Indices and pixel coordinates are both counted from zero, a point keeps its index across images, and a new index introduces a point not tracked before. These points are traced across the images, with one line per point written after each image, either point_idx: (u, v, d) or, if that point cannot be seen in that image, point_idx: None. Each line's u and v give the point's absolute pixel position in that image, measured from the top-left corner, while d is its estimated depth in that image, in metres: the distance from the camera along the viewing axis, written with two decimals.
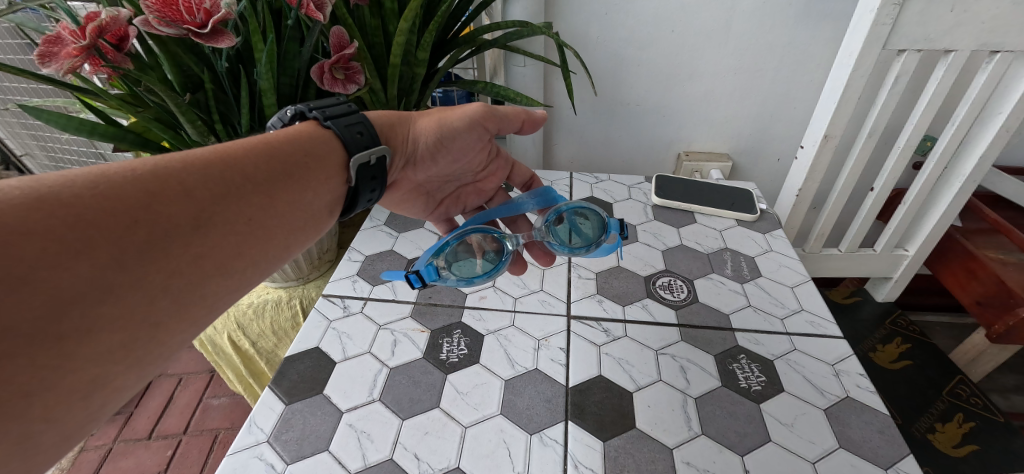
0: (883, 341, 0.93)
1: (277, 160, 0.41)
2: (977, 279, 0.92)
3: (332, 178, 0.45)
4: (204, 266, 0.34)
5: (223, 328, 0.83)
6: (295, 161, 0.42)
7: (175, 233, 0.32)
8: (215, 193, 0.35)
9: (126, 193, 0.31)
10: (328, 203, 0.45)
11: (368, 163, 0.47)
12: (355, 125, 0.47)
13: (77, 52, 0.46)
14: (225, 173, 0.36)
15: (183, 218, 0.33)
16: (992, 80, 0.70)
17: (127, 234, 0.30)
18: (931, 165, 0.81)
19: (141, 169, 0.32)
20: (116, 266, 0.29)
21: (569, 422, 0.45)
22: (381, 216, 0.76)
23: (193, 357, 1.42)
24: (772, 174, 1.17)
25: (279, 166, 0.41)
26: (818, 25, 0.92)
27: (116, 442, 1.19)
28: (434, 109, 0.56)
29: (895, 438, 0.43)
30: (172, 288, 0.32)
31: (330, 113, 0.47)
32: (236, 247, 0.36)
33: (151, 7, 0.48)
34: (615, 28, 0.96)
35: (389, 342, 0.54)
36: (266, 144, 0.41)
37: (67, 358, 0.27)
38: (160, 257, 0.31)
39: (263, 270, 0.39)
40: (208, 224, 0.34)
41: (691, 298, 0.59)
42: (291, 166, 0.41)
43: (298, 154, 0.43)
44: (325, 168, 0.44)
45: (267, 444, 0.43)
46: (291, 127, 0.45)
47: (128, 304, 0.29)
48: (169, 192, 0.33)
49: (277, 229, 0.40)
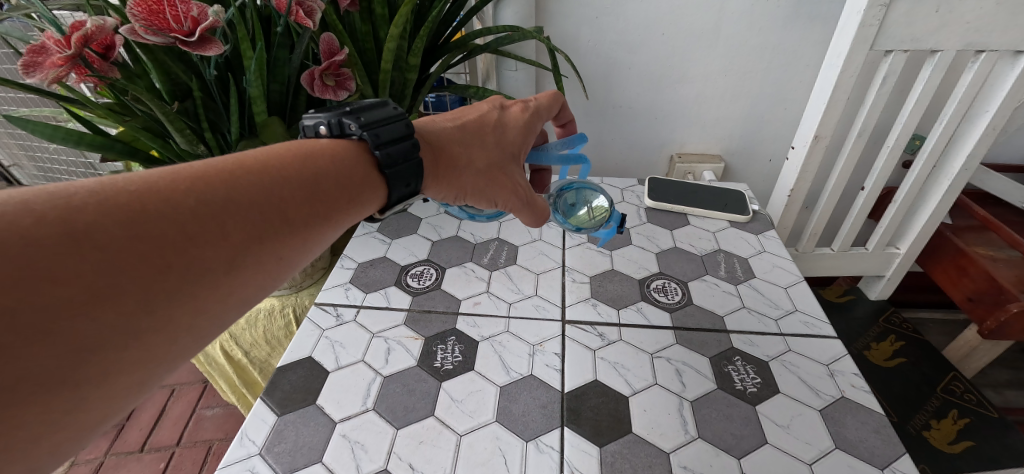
0: (879, 338, 0.94)
1: (322, 186, 0.33)
2: (969, 276, 0.92)
3: (375, 205, 0.38)
4: (230, 310, 0.28)
5: (214, 338, 0.82)
6: (339, 199, 0.34)
7: (206, 276, 0.26)
8: (254, 231, 0.28)
9: (159, 230, 0.24)
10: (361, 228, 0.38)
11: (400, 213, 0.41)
12: (408, 166, 0.38)
13: (62, 62, 0.45)
14: (266, 212, 0.29)
15: (216, 259, 0.26)
16: (978, 79, 0.71)
17: (156, 279, 0.24)
18: (919, 164, 0.82)
19: (171, 196, 0.25)
20: (141, 310, 0.23)
21: (564, 428, 0.45)
22: (374, 222, 0.75)
23: (185, 368, 1.40)
24: (763, 175, 1.18)
25: (323, 203, 0.33)
26: (806, 28, 0.93)
27: (107, 455, 1.18)
28: (475, 176, 0.46)
29: (890, 438, 0.43)
30: (196, 330, 0.26)
31: (394, 153, 0.38)
32: (266, 286, 0.30)
33: (137, 15, 0.47)
34: (606, 32, 0.96)
35: (383, 350, 0.53)
36: (311, 163, 0.33)
37: (76, 407, 0.22)
38: (185, 303, 0.25)
39: None
40: (243, 268, 0.28)
41: (686, 301, 0.59)
42: (336, 194, 0.34)
43: (342, 193, 0.35)
44: (367, 205, 0.37)
45: (258, 457, 0.42)
46: (339, 143, 0.37)
47: (149, 350, 0.24)
48: (202, 229, 0.26)
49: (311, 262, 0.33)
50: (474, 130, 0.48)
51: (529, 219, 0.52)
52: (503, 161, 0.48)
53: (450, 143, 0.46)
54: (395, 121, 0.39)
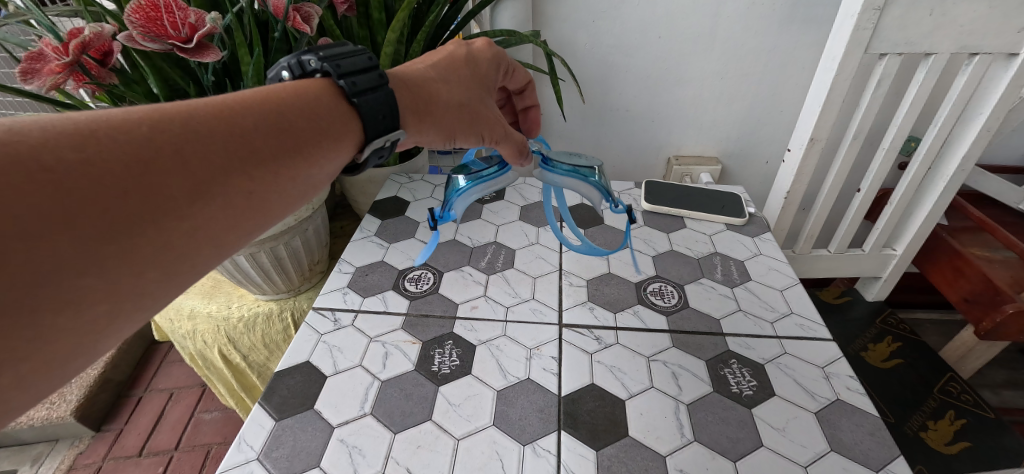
0: (875, 340, 0.94)
1: (286, 128, 0.34)
2: (965, 276, 0.93)
3: (344, 151, 0.39)
4: (198, 243, 0.28)
5: (213, 342, 0.83)
6: (305, 134, 0.35)
7: (170, 205, 0.26)
8: (217, 164, 0.29)
9: (114, 160, 0.25)
10: (334, 175, 0.39)
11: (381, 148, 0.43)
12: (378, 99, 0.40)
13: (61, 69, 0.46)
14: (229, 147, 0.30)
15: (180, 188, 0.27)
16: (971, 82, 0.72)
17: (119, 204, 0.24)
18: (915, 166, 0.82)
19: (133, 131, 0.26)
20: (101, 237, 0.24)
21: (562, 432, 0.45)
22: (371, 226, 0.75)
23: (183, 371, 1.40)
24: (760, 177, 1.18)
25: (289, 137, 0.34)
26: (801, 31, 0.93)
27: (105, 459, 1.18)
28: (453, 113, 0.49)
29: (885, 440, 0.44)
30: (165, 263, 0.27)
31: (360, 85, 0.40)
32: (236, 222, 0.30)
33: (135, 22, 0.47)
34: (603, 35, 0.96)
35: (380, 355, 0.53)
36: (275, 106, 0.34)
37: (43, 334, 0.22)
38: (152, 231, 0.26)
39: None
40: (209, 198, 0.28)
41: (682, 304, 0.59)
42: (302, 136, 0.35)
43: (310, 127, 0.35)
44: (339, 142, 0.38)
45: (257, 462, 0.43)
46: (300, 85, 0.37)
47: (116, 281, 0.25)
48: (165, 158, 0.27)
49: (280, 204, 0.33)
50: (443, 69, 0.50)
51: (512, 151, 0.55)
52: (473, 95, 0.51)
53: (426, 85, 0.48)
54: (356, 57, 0.41)
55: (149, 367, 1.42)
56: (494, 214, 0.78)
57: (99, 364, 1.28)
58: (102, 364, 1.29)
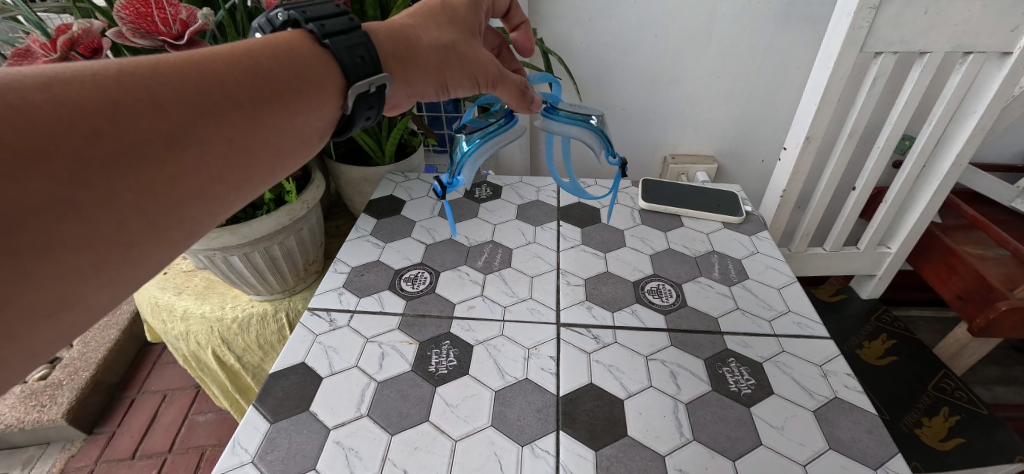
0: (870, 338, 0.95)
1: (263, 76, 0.33)
2: (958, 274, 0.94)
3: (327, 103, 0.38)
4: (178, 188, 0.28)
5: (207, 343, 0.82)
6: (283, 79, 0.35)
7: (145, 149, 0.26)
8: (191, 108, 0.29)
9: (86, 100, 0.25)
10: (319, 129, 0.39)
11: (367, 94, 0.40)
12: (358, 48, 0.40)
13: (48, 65, 0.45)
14: (204, 91, 0.30)
15: (154, 132, 0.27)
16: (965, 80, 0.72)
17: (92, 147, 0.24)
18: (909, 164, 0.83)
19: (104, 73, 0.26)
20: (77, 181, 0.24)
21: (560, 432, 0.44)
22: (367, 225, 0.75)
23: (177, 373, 1.38)
24: (755, 176, 1.19)
25: (267, 84, 0.33)
26: (797, 30, 0.94)
27: (98, 462, 1.17)
28: (442, 55, 0.48)
29: (883, 437, 0.44)
30: (145, 207, 0.27)
31: (330, 29, 0.39)
32: (216, 170, 0.30)
33: (124, 18, 0.46)
34: (599, 34, 0.96)
35: (376, 355, 0.53)
36: (252, 54, 0.34)
37: (22, 274, 0.23)
38: (127, 174, 0.26)
39: (248, 195, 0.34)
40: (186, 143, 0.28)
41: (680, 303, 0.59)
42: (281, 85, 0.34)
43: (287, 74, 0.35)
44: (320, 91, 0.37)
45: (251, 465, 0.42)
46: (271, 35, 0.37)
47: (97, 222, 0.25)
48: (138, 102, 0.27)
49: (262, 153, 0.33)
50: (421, 16, 0.49)
51: (512, 97, 0.54)
52: (456, 37, 0.49)
53: (407, 30, 0.46)
54: (326, 6, 0.41)
55: (143, 369, 1.41)
56: (492, 213, 0.77)
57: (91, 366, 1.27)
58: (94, 366, 1.27)
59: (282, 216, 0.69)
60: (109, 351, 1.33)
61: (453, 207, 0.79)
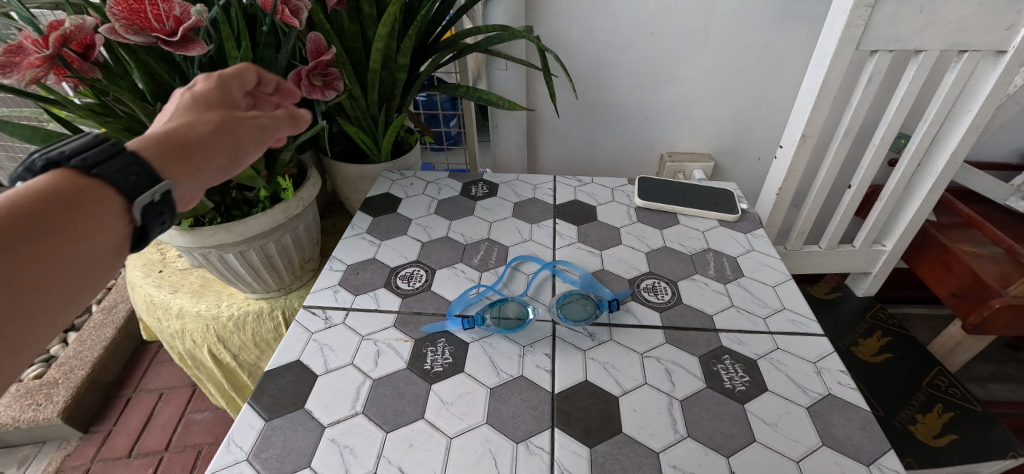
0: (865, 335, 0.95)
1: (14, 220, 0.31)
2: (953, 272, 0.94)
3: (110, 224, 0.36)
4: None
5: (202, 342, 0.82)
6: (41, 217, 0.32)
7: None
8: None
9: None
10: (113, 251, 0.36)
11: (155, 203, 0.37)
12: (130, 166, 0.36)
13: (39, 62, 0.44)
14: None
15: None
16: (960, 79, 0.72)
17: None
18: (904, 162, 0.83)
19: None
20: None
21: (555, 429, 0.44)
22: (363, 224, 0.74)
23: (173, 371, 1.38)
24: (752, 174, 1.19)
25: (24, 228, 0.31)
26: (793, 28, 0.94)
27: (94, 461, 1.17)
28: (217, 131, 0.44)
29: (876, 434, 0.44)
30: None
31: (93, 156, 0.35)
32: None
33: (117, 14, 0.46)
34: (596, 32, 0.96)
35: (372, 353, 0.53)
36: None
37: None
38: None
39: (39, 346, 0.31)
40: None
41: (675, 300, 0.59)
42: (42, 223, 0.32)
43: (49, 209, 0.33)
44: (101, 214, 0.35)
45: (246, 463, 0.42)
46: (19, 176, 0.34)
47: None
48: None
49: (37, 300, 0.31)
50: (187, 105, 0.45)
51: (294, 125, 0.52)
52: (220, 114, 0.45)
53: (175, 125, 0.42)
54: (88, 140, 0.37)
55: (139, 367, 1.40)
56: (488, 211, 0.77)
57: (86, 365, 1.26)
58: (90, 364, 1.27)
59: (278, 214, 0.69)
60: (105, 349, 1.32)
61: (449, 205, 0.79)
